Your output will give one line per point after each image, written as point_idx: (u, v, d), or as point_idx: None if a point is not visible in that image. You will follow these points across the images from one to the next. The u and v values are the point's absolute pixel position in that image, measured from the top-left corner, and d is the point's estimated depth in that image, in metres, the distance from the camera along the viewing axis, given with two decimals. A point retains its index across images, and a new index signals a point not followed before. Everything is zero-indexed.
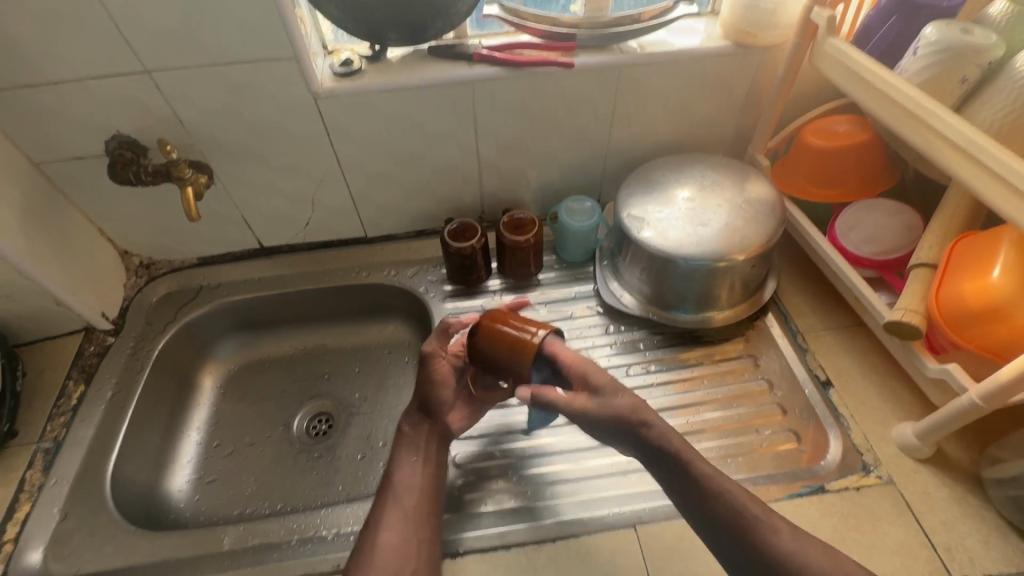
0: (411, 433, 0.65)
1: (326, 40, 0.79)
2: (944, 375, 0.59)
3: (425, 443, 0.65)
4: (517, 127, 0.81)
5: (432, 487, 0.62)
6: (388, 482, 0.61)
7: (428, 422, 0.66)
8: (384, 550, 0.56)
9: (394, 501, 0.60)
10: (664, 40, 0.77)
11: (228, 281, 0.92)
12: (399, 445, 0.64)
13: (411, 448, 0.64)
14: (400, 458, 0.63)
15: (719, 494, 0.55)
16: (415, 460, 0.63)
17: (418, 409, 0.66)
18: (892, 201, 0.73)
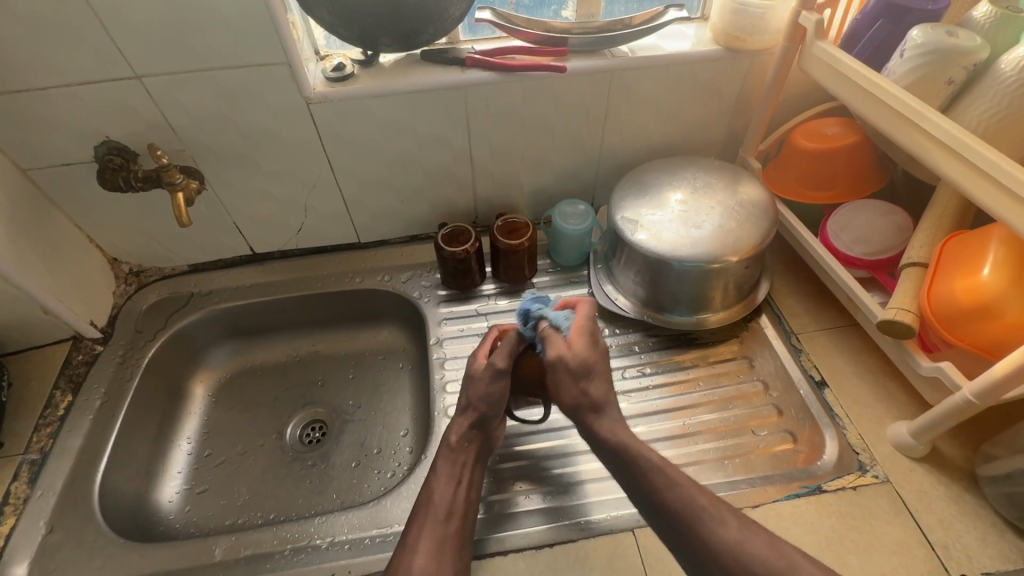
0: (456, 450, 0.64)
1: (318, 46, 0.79)
2: (937, 373, 0.59)
3: (468, 461, 0.63)
4: (511, 131, 0.81)
5: (469, 507, 0.61)
6: (428, 497, 0.60)
7: (473, 442, 0.65)
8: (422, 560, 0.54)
9: (435, 516, 0.58)
10: (655, 45, 0.78)
11: (219, 288, 0.91)
12: (440, 461, 0.63)
13: (452, 466, 0.63)
14: (441, 475, 0.62)
15: (661, 484, 0.55)
16: (456, 480, 0.62)
17: (468, 425, 0.65)
18: (883, 202, 0.74)
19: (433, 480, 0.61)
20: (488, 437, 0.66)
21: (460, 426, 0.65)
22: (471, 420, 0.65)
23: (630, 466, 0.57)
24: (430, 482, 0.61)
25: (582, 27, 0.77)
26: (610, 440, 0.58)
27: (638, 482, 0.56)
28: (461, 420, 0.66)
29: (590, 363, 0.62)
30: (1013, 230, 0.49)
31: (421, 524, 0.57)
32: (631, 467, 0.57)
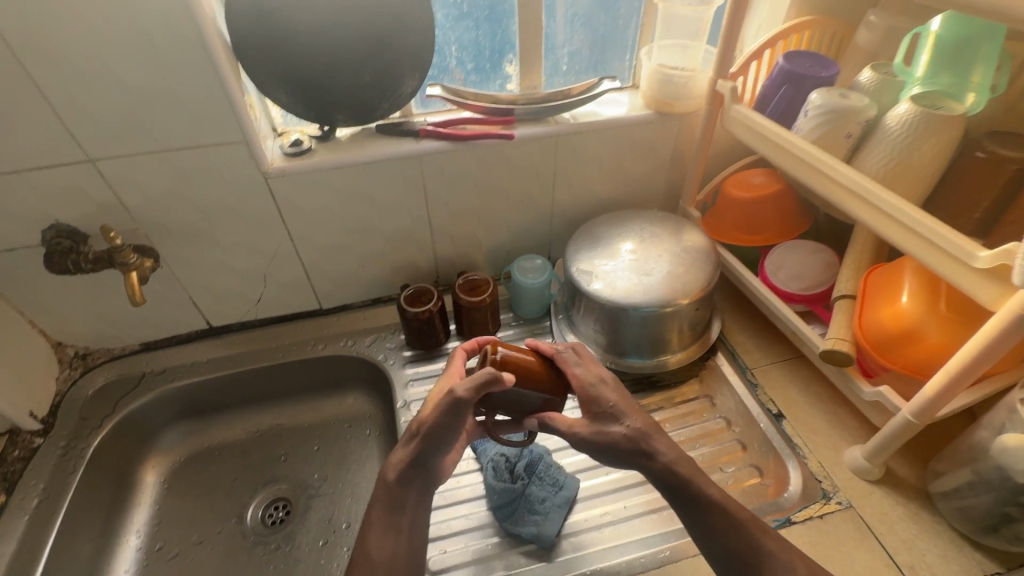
0: (396, 492, 0.60)
1: (275, 124, 0.82)
2: (879, 398, 0.63)
3: (409, 508, 0.60)
4: (466, 194, 0.85)
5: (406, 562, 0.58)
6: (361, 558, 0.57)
7: (417, 482, 0.60)
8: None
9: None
10: (593, 112, 0.85)
11: (173, 365, 0.88)
12: (379, 508, 0.59)
13: (392, 517, 0.59)
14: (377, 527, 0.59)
15: (731, 528, 0.55)
16: (395, 526, 0.59)
17: (410, 462, 0.60)
18: (810, 241, 0.81)
19: (369, 536, 0.58)
20: (434, 469, 0.61)
21: (402, 462, 0.60)
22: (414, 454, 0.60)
23: (699, 509, 0.56)
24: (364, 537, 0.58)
25: (528, 98, 0.84)
26: (670, 477, 0.58)
27: (707, 523, 0.55)
28: (404, 454, 0.61)
29: (617, 406, 0.60)
30: (921, 262, 0.55)
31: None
32: (700, 510, 0.56)
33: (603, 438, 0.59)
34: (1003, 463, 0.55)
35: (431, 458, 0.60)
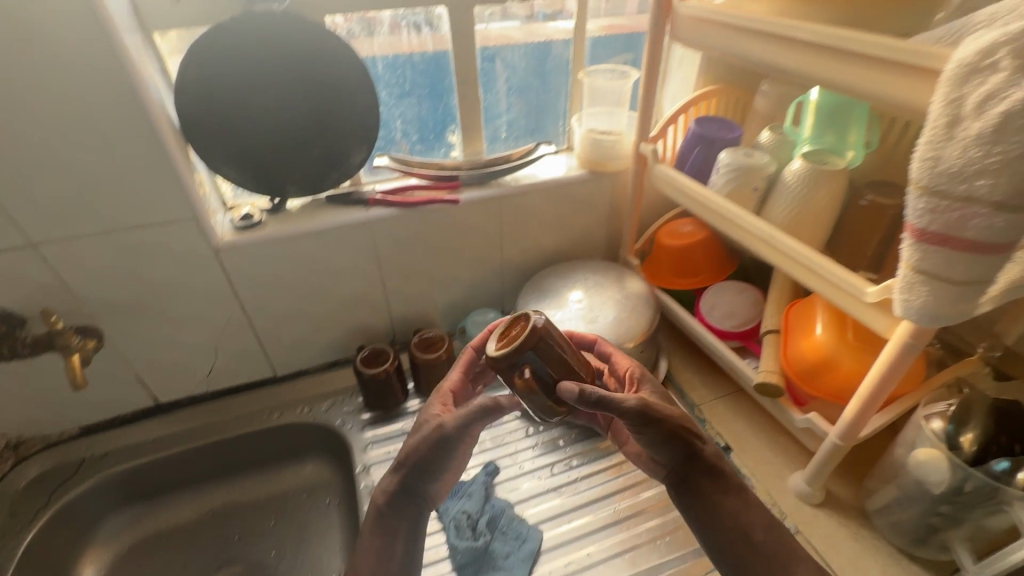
0: (383, 523, 0.58)
1: (225, 198, 0.84)
2: (809, 424, 0.68)
3: (399, 540, 0.58)
4: (417, 255, 0.89)
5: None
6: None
7: (406, 512, 0.59)
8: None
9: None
10: (533, 174, 0.92)
11: (117, 448, 0.84)
12: (366, 539, 0.58)
13: (380, 547, 0.57)
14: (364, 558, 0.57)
15: (733, 514, 0.55)
16: (384, 556, 0.57)
17: (398, 491, 0.59)
18: (738, 281, 0.88)
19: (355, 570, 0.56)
20: (426, 496, 0.60)
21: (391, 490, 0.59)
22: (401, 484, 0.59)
23: (736, 501, 0.56)
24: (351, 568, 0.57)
25: (472, 164, 0.89)
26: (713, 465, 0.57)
27: (744, 517, 0.55)
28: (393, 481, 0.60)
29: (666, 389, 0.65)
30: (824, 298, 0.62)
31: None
32: (708, 498, 0.56)
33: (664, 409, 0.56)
34: (921, 476, 0.60)
35: (417, 487, 0.59)
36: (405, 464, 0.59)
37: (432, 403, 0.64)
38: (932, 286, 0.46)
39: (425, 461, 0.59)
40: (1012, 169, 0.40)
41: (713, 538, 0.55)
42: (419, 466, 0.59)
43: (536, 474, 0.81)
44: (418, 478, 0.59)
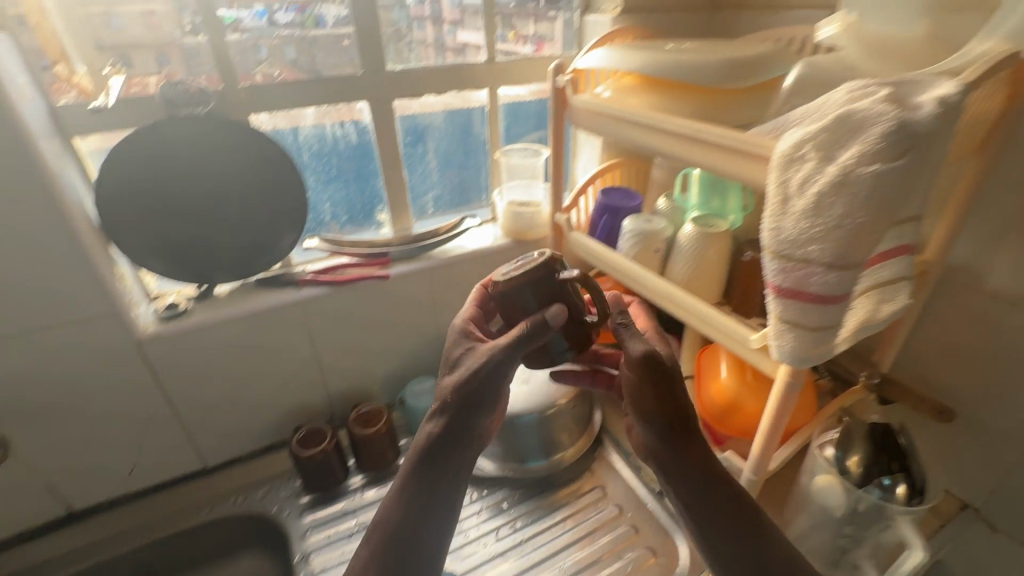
0: (423, 473, 0.55)
1: (149, 288, 0.84)
2: (727, 462, 0.73)
3: (438, 492, 0.55)
4: (352, 330, 0.91)
5: (428, 547, 0.53)
6: (372, 547, 0.53)
7: (447, 461, 0.55)
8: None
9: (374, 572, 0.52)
10: (461, 245, 0.98)
11: (21, 567, 0.77)
12: (400, 489, 0.55)
13: (414, 501, 0.54)
14: (397, 509, 0.54)
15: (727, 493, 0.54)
16: (417, 509, 0.54)
17: (439, 438, 0.55)
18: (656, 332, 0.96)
19: (385, 523, 0.54)
20: (468, 441, 0.56)
21: (430, 435, 0.55)
22: (441, 429, 0.55)
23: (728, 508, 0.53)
24: (380, 520, 0.54)
25: (403, 239, 0.94)
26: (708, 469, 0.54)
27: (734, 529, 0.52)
28: (434, 425, 0.56)
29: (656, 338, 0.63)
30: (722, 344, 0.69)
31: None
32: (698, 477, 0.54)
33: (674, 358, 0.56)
34: (824, 501, 0.65)
35: (457, 433, 0.55)
36: (444, 407, 0.55)
37: (457, 341, 0.58)
38: (795, 333, 0.54)
39: (467, 403, 0.54)
40: (832, 236, 0.47)
41: (698, 517, 0.54)
42: (461, 409, 0.54)
43: (482, 541, 0.81)
44: (461, 423, 0.55)
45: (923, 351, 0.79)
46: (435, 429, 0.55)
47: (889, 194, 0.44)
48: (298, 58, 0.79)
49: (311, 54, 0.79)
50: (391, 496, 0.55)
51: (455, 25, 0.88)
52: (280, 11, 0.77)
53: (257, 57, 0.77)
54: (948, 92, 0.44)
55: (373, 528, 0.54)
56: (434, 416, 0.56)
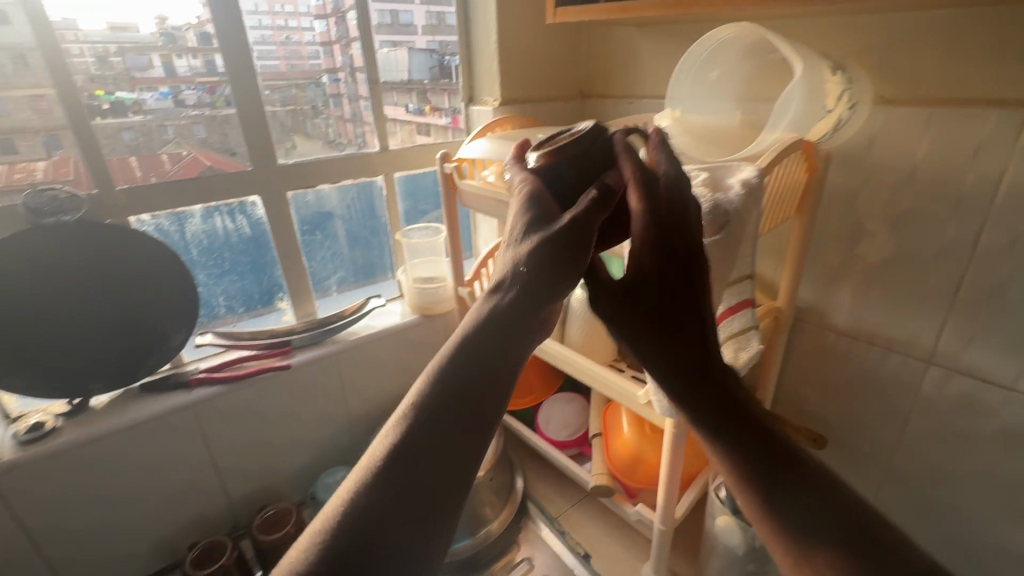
0: (448, 387, 0.34)
1: (9, 408, 0.76)
2: (640, 515, 0.76)
3: (466, 422, 0.34)
4: (253, 427, 0.86)
5: (433, 517, 0.31)
6: (347, 503, 0.31)
7: (486, 374, 0.35)
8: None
9: (340, 545, 0.29)
10: (368, 325, 0.98)
11: None
12: (412, 409, 0.34)
13: (429, 428, 0.33)
14: (403, 440, 0.33)
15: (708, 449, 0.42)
16: (484, 365, 0.35)
17: (485, 333, 0.36)
18: (566, 392, 0.99)
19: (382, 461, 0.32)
20: (521, 347, 0.37)
21: (473, 326, 0.37)
22: (489, 320, 0.37)
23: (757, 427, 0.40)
24: (368, 455, 0.33)
25: (313, 321, 0.94)
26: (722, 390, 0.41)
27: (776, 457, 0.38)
28: (487, 307, 0.37)
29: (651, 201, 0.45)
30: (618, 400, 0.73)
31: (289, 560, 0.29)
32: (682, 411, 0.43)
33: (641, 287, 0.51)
34: (726, 540, 0.69)
35: (514, 330, 0.37)
36: (513, 281, 0.37)
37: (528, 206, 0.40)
38: None
39: (538, 281, 0.37)
40: None
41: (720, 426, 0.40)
42: (536, 287, 0.37)
43: None
44: (522, 312, 0.37)
45: (793, 386, 0.88)
46: (480, 319, 0.37)
47: (716, 262, 0.51)
48: (209, 137, 0.80)
49: (223, 133, 0.80)
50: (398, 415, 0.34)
51: (370, 102, 0.93)
52: (187, 92, 0.77)
53: (164, 138, 0.77)
54: (748, 176, 0.52)
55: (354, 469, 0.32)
56: (492, 296, 0.38)
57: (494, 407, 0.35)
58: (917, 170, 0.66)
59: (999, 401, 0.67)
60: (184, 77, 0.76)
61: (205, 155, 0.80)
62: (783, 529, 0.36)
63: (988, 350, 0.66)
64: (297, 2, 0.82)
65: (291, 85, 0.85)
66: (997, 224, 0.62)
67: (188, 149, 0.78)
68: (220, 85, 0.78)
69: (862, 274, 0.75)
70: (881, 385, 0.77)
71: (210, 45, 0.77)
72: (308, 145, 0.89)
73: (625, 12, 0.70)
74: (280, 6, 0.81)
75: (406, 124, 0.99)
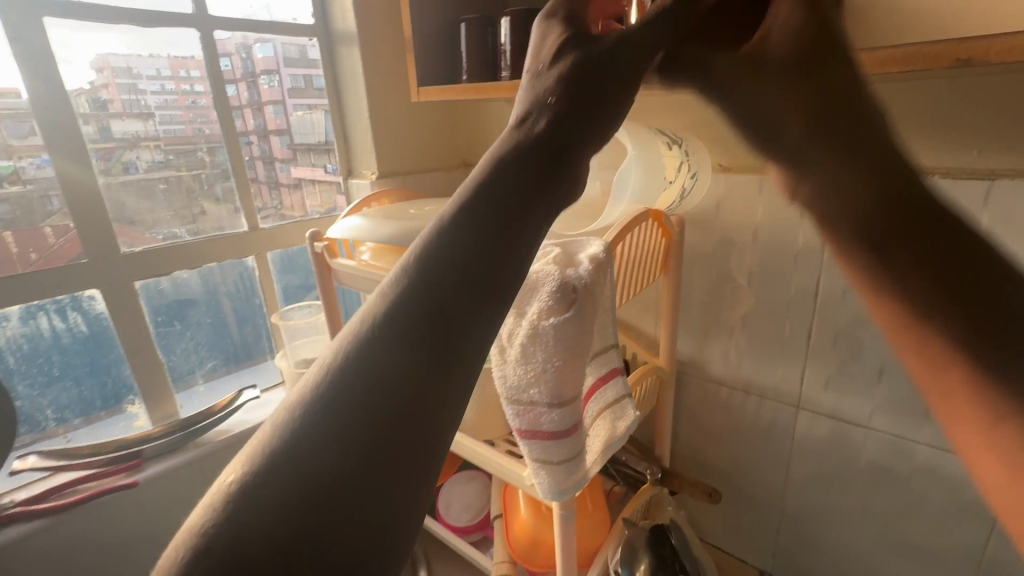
0: (447, 249, 0.25)
1: None
2: None
3: (471, 297, 0.24)
4: (86, 561, 0.72)
5: (427, 425, 0.22)
6: (307, 404, 0.22)
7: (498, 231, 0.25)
8: (181, 540, 0.20)
9: (294, 459, 0.20)
10: (241, 420, 0.89)
11: None
12: (395, 284, 0.24)
13: (418, 310, 0.23)
14: (380, 329, 0.23)
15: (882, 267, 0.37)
16: (482, 230, 0.25)
17: (497, 179, 0.26)
18: (467, 469, 0.93)
19: (352, 353, 0.23)
20: (540, 206, 0.27)
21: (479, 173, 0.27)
22: (502, 160, 0.27)
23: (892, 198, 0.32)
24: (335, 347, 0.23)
25: (176, 421, 0.83)
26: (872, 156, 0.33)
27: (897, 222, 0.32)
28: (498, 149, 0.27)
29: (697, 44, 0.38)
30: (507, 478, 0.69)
31: (232, 477, 0.21)
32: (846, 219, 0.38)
33: (539, 335, 0.51)
34: None
35: (524, 188, 0.26)
36: (531, 118, 0.28)
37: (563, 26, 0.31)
38: (545, 469, 0.56)
39: (562, 123, 0.28)
40: (545, 378, 0.52)
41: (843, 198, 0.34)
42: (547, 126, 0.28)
43: None
44: (550, 153, 0.27)
45: (688, 439, 0.88)
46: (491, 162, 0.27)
47: (572, 339, 0.51)
48: (103, 203, 0.75)
49: (117, 200, 0.76)
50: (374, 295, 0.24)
51: (287, 162, 0.94)
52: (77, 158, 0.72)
53: (47, 210, 0.71)
54: (597, 251, 0.53)
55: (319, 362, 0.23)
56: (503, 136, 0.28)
57: (512, 280, 0.26)
58: (758, 230, 0.71)
59: (860, 438, 0.70)
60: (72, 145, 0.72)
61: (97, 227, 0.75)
62: (950, 349, 0.29)
63: (843, 391, 0.70)
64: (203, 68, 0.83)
65: (198, 150, 0.84)
66: (830, 275, 0.67)
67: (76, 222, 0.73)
68: (117, 151, 0.76)
69: (729, 326, 0.78)
70: (762, 431, 0.79)
71: (104, 111, 0.75)
72: (216, 209, 0.87)
73: (481, 92, 0.72)
74: (185, 71, 0.81)
75: (323, 183, 0.99)
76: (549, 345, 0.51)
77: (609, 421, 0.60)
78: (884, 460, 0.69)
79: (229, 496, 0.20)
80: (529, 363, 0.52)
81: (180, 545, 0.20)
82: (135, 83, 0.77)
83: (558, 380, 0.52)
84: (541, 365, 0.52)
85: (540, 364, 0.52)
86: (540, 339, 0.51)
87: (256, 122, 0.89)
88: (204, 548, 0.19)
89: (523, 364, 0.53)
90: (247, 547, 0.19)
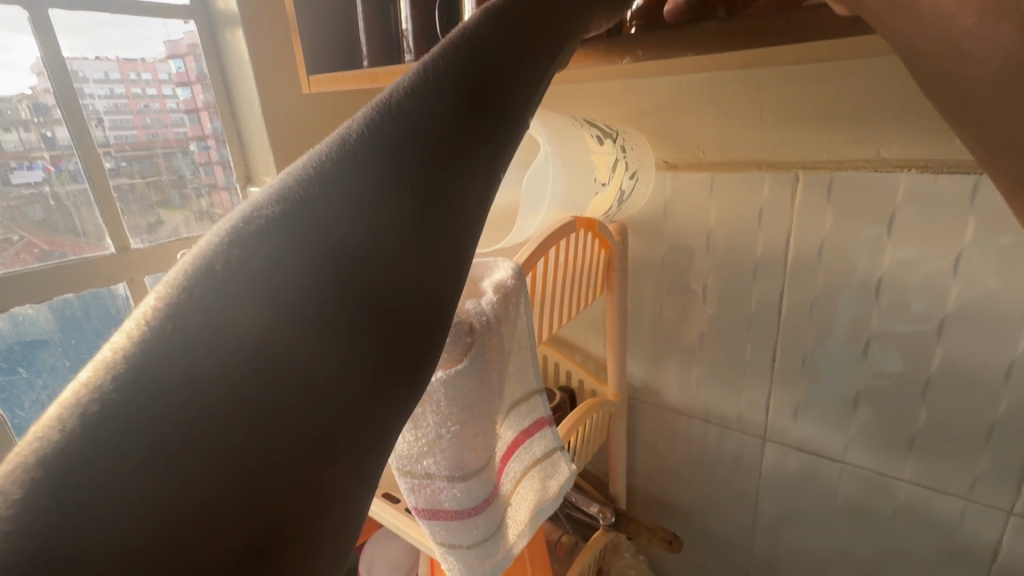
0: (428, 137, 0.20)
1: None
2: None
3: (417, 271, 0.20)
4: None
5: (393, 375, 0.19)
6: (246, 307, 0.16)
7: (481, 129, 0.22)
8: (20, 451, 0.14)
9: (223, 388, 0.15)
10: None
11: None
12: (363, 156, 0.19)
13: (397, 209, 0.19)
14: (305, 254, 0.17)
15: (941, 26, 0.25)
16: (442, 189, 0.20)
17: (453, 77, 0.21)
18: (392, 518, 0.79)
19: (307, 246, 0.17)
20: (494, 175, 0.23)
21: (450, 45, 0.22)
22: (498, 34, 0.22)
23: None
24: (280, 222, 0.17)
25: None
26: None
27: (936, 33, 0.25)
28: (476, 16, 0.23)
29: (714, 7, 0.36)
30: (425, 546, 0.56)
31: (113, 370, 0.14)
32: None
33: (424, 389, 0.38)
34: None
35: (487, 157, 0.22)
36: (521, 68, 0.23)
37: None
38: (455, 554, 0.43)
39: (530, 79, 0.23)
40: (441, 446, 0.40)
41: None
42: (541, 11, 0.24)
43: None
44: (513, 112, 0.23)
45: (646, 474, 0.78)
46: (482, 27, 0.22)
47: (473, 394, 0.39)
48: (50, 219, 0.69)
49: (66, 214, 0.70)
50: (335, 157, 0.19)
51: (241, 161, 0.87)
52: (21, 170, 0.66)
53: None
54: (504, 277, 0.41)
55: (260, 236, 0.17)
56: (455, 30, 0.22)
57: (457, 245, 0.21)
58: (713, 237, 0.61)
59: (836, 474, 0.61)
60: (13, 153, 0.65)
61: (42, 239, 0.68)
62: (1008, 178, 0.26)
63: (814, 421, 0.60)
64: (156, 70, 0.78)
65: (154, 155, 0.78)
66: (797, 287, 0.57)
67: (19, 235, 0.67)
68: (65, 160, 0.70)
69: (687, 348, 0.67)
70: (726, 466, 0.69)
71: (48, 117, 0.68)
72: (169, 215, 0.81)
73: (376, 80, 0.59)
74: (136, 74, 0.76)
75: None
76: (445, 405, 0.38)
77: (539, 476, 0.50)
78: (862, 499, 0.60)
79: (116, 406, 0.14)
80: (419, 424, 0.39)
81: (40, 447, 0.14)
82: (82, 86, 0.70)
83: (460, 441, 0.39)
84: (433, 429, 0.39)
85: (434, 428, 0.39)
86: (435, 401, 0.37)
87: (214, 126, 0.83)
88: (60, 487, 0.13)
89: (416, 424, 0.39)
90: (152, 504, 0.14)
